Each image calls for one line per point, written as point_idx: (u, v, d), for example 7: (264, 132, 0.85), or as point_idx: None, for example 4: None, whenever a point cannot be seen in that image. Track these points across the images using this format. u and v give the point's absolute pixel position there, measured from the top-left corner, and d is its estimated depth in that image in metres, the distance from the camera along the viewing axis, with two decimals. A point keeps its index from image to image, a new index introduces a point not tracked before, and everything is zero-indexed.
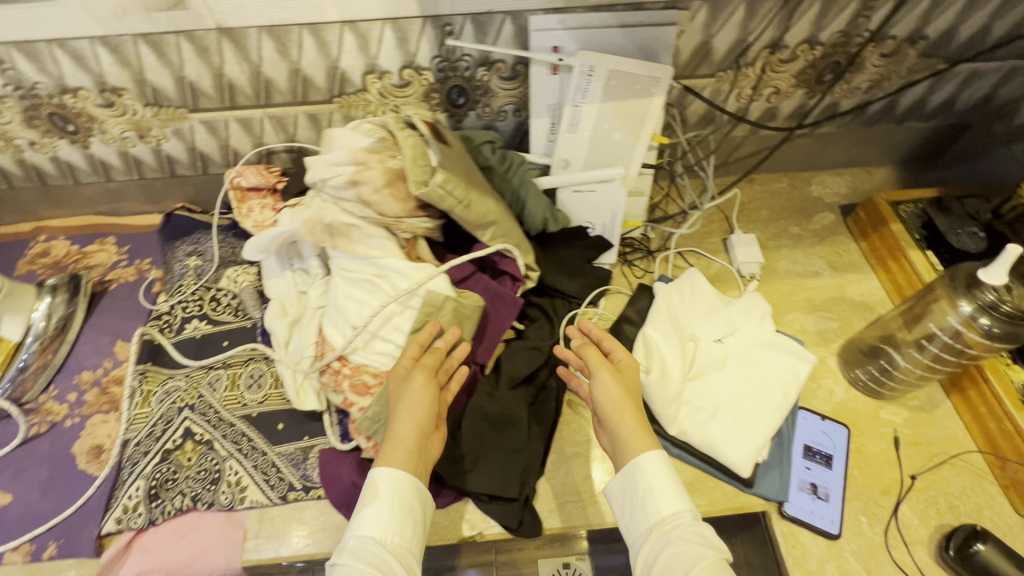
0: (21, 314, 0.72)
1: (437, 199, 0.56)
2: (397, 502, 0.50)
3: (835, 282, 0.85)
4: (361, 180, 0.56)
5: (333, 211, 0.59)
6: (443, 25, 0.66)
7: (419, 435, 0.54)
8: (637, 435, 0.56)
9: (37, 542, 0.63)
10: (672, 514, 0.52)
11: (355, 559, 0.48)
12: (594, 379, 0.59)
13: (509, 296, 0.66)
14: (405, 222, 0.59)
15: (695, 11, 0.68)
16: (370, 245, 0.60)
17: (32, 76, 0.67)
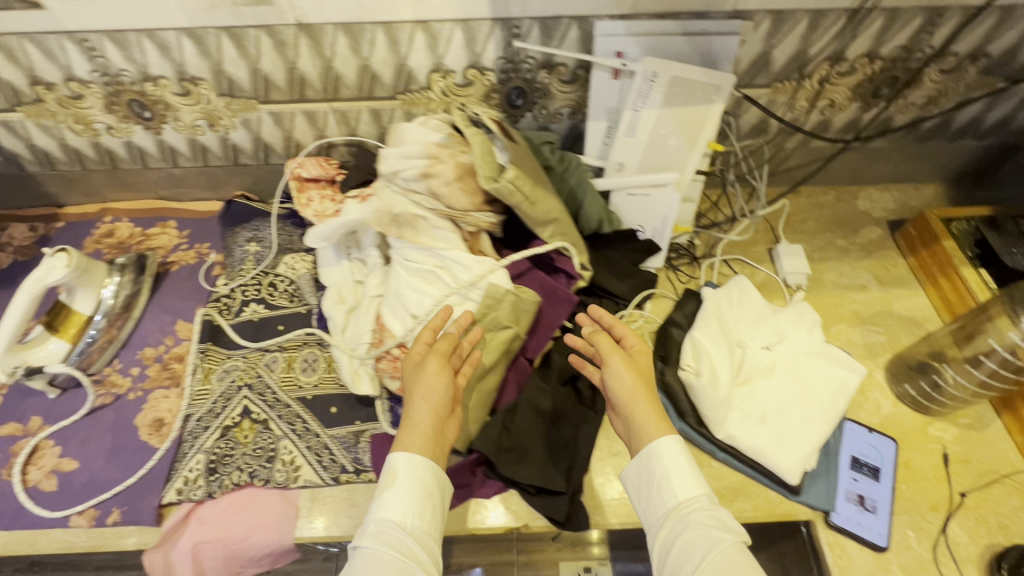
0: (94, 290, 0.75)
1: (507, 195, 0.58)
2: (417, 486, 0.51)
3: (882, 296, 0.85)
4: (433, 173, 0.60)
5: (403, 202, 0.62)
6: (511, 27, 0.68)
7: (434, 420, 0.54)
8: (651, 422, 0.57)
9: (101, 508, 0.66)
10: (688, 500, 0.54)
11: (377, 542, 0.49)
12: (607, 367, 0.59)
13: (563, 294, 0.67)
14: (472, 215, 0.62)
15: (759, 22, 0.69)
16: (434, 237, 0.63)
17: (119, 64, 0.70)
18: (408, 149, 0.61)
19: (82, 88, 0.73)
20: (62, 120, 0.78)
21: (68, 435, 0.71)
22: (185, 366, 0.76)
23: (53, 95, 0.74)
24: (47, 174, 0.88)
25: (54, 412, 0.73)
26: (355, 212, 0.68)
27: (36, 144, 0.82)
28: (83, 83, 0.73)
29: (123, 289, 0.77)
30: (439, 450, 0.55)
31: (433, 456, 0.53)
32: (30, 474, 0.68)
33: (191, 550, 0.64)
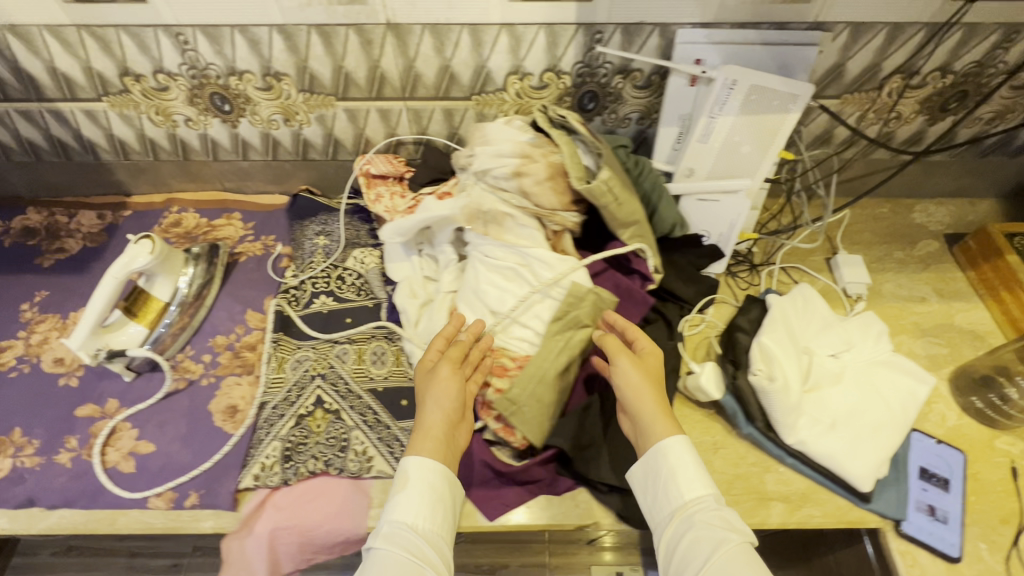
0: (172, 277, 0.77)
1: (598, 195, 0.61)
2: (428, 490, 0.55)
3: (942, 309, 0.85)
4: (525, 172, 0.62)
5: (494, 200, 0.64)
6: (594, 32, 0.69)
7: (445, 426, 0.58)
8: (658, 422, 0.58)
9: (179, 490, 0.67)
10: (694, 499, 0.55)
11: (390, 543, 0.52)
12: (615, 367, 0.61)
13: (639, 295, 0.68)
14: (560, 214, 0.64)
15: (838, 33, 0.69)
16: (519, 235, 0.65)
17: (208, 57, 0.72)
18: (499, 148, 0.63)
19: (169, 80, 0.75)
20: (144, 111, 0.80)
21: (145, 418, 0.73)
22: (256, 354, 0.77)
23: (139, 86, 0.76)
24: (119, 163, 0.90)
25: (130, 395, 0.75)
26: (434, 208, 0.70)
27: (114, 133, 0.84)
28: (170, 75, 0.75)
29: (199, 277, 0.80)
30: (450, 453, 0.58)
31: (444, 460, 0.57)
32: (109, 455, 0.70)
33: (267, 535, 0.65)
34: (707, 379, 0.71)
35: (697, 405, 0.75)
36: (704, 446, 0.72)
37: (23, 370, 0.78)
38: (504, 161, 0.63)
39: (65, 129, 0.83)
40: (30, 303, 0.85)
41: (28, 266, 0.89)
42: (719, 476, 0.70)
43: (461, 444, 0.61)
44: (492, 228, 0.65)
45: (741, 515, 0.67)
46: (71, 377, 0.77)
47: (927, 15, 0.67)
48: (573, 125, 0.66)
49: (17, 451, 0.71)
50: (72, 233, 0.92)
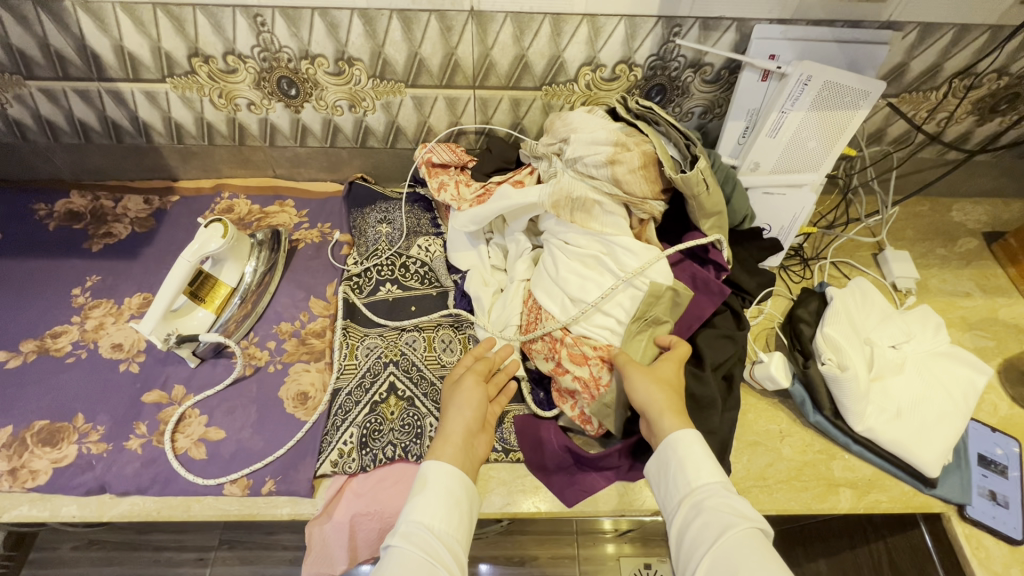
0: (239, 263, 0.78)
1: (695, 184, 0.63)
2: (446, 493, 0.55)
3: (986, 303, 0.87)
4: (619, 161, 0.63)
5: (581, 188, 0.66)
6: (673, 25, 0.70)
7: (464, 434, 0.60)
8: (665, 420, 0.57)
9: (254, 477, 0.67)
10: (701, 487, 0.54)
11: (406, 541, 0.51)
12: (626, 375, 0.61)
13: (714, 285, 0.69)
14: (650, 203, 0.65)
15: (908, 33, 0.71)
16: (605, 223, 0.66)
17: (283, 40, 0.71)
18: (593, 137, 0.65)
19: (239, 63, 0.74)
20: (207, 94, 0.79)
21: (213, 405, 0.72)
22: (323, 341, 0.78)
23: (207, 68, 0.75)
24: (171, 147, 0.88)
25: (196, 381, 0.74)
26: (512, 196, 0.69)
27: (172, 116, 0.83)
28: (240, 57, 0.74)
29: (262, 266, 0.80)
30: (471, 461, 0.60)
31: (464, 465, 0.58)
32: (179, 441, 0.69)
33: (348, 522, 0.65)
34: (775, 368, 0.72)
35: (760, 394, 0.77)
36: (770, 433, 0.74)
37: (80, 356, 0.76)
38: (597, 149, 0.64)
39: (122, 110, 0.82)
40: (81, 288, 0.83)
41: (76, 250, 0.86)
42: (785, 462, 0.72)
43: (483, 453, 0.62)
44: (579, 216, 0.66)
45: (811, 500, 0.69)
46: (131, 363, 0.76)
47: (993, 18, 0.70)
48: (658, 116, 0.68)
49: (82, 437, 0.69)
50: (120, 217, 0.90)
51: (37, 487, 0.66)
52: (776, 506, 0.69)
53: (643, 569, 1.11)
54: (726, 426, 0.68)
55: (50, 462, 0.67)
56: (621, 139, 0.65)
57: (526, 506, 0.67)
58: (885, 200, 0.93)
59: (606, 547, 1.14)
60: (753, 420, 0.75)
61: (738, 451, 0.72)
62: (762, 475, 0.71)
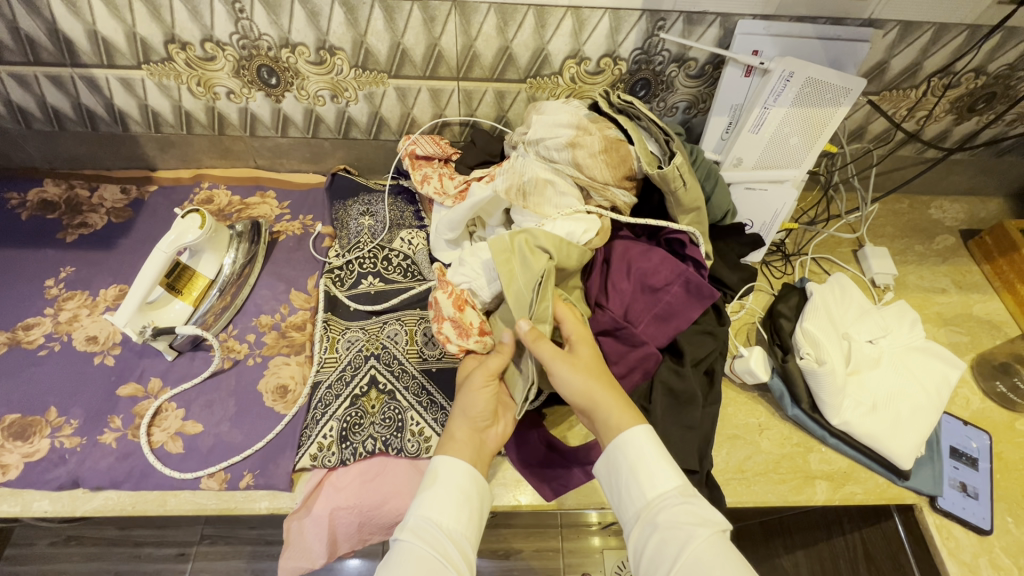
0: (217, 254, 0.77)
1: (672, 179, 0.65)
2: (456, 488, 0.55)
3: (961, 299, 0.89)
4: (580, 144, 0.65)
5: (537, 168, 0.65)
6: (657, 19, 0.70)
7: (472, 425, 0.59)
8: (613, 412, 0.57)
9: (231, 471, 0.66)
10: (657, 497, 0.53)
11: (416, 536, 0.52)
12: (554, 375, 0.57)
13: (707, 289, 0.68)
14: (612, 189, 0.66)
15: (888, 31, 0.72)
16: (560, 205, 0.65)
17: (262, 28, 0.70)
18: (555, 119, 0.67)
19: (217, 50, 0.73)
20: (185, 82, 0.77)
21: (191, 398, 0.71)
22: (303, 334, 0.77)
23: (184, 55, 0.73)
24: (149, 135, 0.86)
25: (173, 374, 0.73)
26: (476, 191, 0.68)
27: (149, 104, 0.81)
28: (219, 44, 0.72)
29: (242, 258, 0.79)
30: (483, 457, 0.59)
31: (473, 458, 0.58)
32: (155, 435, 0.68)
33: (327, 515, 0.64)
34: (755, 362, 0.73)
35: (740, 388, 0.78)
36: (749, 427, 0.75)
37: (53, 349, 0.74)
38: (558, 132, 0.66)
39: (96, 97, 0.80)
40: (55, 280, 0.81)
41: (50, 240, 0.84)
42: (763, 455, 0.73)
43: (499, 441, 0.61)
44: (531, 195, 0.65)
45: (787, 492, 0.70)
46: (106, 356, 0.74)
47: (972, 17, 0.70)
48: (642, 117, 0.69)
49: (55, 431, 0.68)
50: (95, 207, 0.88)
51: (7, 482, 0.64)
52: (754, 498, 0.69)
53: (626, 561, 1.12)
54: (709, 421, 0.68)
55: (21, 456, 0.66)
56: (583, 123, 0.66)
57: (508, 499, 0.68)
58: (864, 196, 0.95)
59: (590, 539, 1.15)
60: (733, 414, 0.76)
61: (717, 444, 0.73)
62: (741, 467, 0.72)
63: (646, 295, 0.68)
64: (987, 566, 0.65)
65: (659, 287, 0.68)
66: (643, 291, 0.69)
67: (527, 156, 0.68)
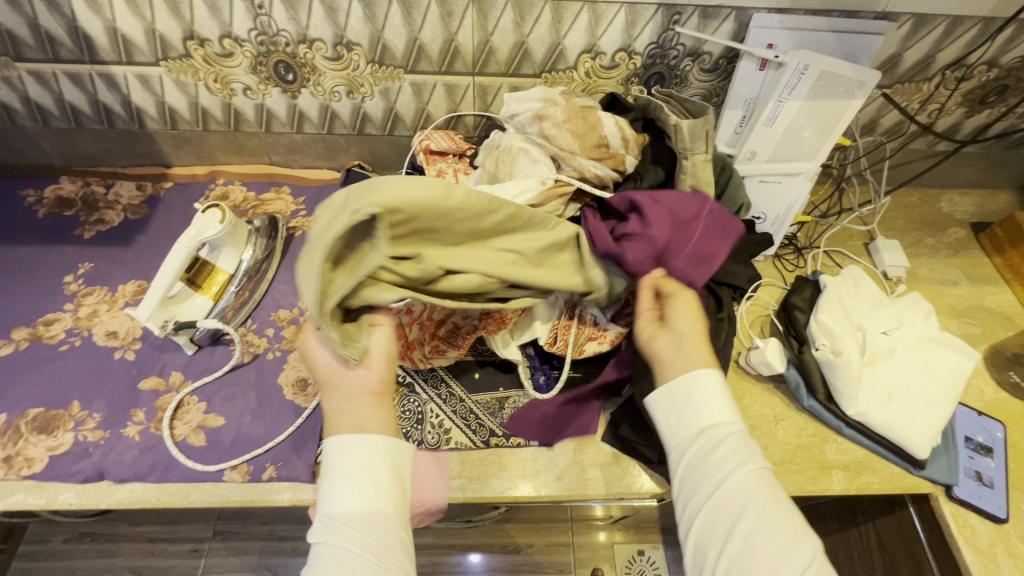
0: (237, 249, 0.78)
1: (687, 136, 0.64)
2: (349, 473, 0.51)
3: (973, 292, 0.90)
4: (546, 115, 0.67)
5: (512, 138, 0.70)
6: (673, 14, 0.70)
7: (335, 390, 0.54)
8: (701, 351, 0.57)
9: (254, 463, 0.67)
10: (725, 422, 0.53)
11: (328, 535, 0.49)
12: (685, 295, 0.60)
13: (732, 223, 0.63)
14: (576, 158, 0.66)
15: (902, 24, 0.72)
16: (528, 171, 0.67)
17: (281, 24, 0.70)
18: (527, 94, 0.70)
19: (235, 46, 0.73)
20: (202, 78, 0.78)
21: (212, 391, 0.72)
22: None
23: (202, 51, 0.74)
24: (165, 133, 0.87)
25: (194, 368, 0.74)
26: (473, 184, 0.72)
27: (166, 101, 0.81)
28: (237, 41, 0.73)
29: (260, 252, 0.80)
30: (364, 400, 0.54)
31: (352, 420, 0.53)
32: (178, 428, 0.69)
33: None
34: (771, 353, 0.73)
35: (755, 380, 0.79)
36: (765, 418, 0.75)
37: (74, 344, 0.75)
38: (529, 105, 0.69)
39: (114, 95, 0.80)
40: (74, 276, 0.81)
41: (67, 237, 0.85)
42: (780, 446, 0.73)
43: (381, 366, 0.55)
44: (507, 164, 0.69)
45: (804, 482, 0.71)
46: (127, 351, 0.75)
47: (986, 10, 0.71)
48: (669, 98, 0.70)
49: (78, 425, 0.69)
50: (111, 204, 0.88)
51: (33, 475, 0.65)
52: None
53: (635, 556, 1.13)
54: None
55: (46, 449, 0.66)
56: (552, 96, 0.68)
57: (528, 490, 0.68)
58: (878, 189, 0.95)
59: (598, 534, 1.15)
60: (748, 405, 0.76)
61: None
62: None
63: (679, 230, 0.60)
64: (1003, 554, 0.66)
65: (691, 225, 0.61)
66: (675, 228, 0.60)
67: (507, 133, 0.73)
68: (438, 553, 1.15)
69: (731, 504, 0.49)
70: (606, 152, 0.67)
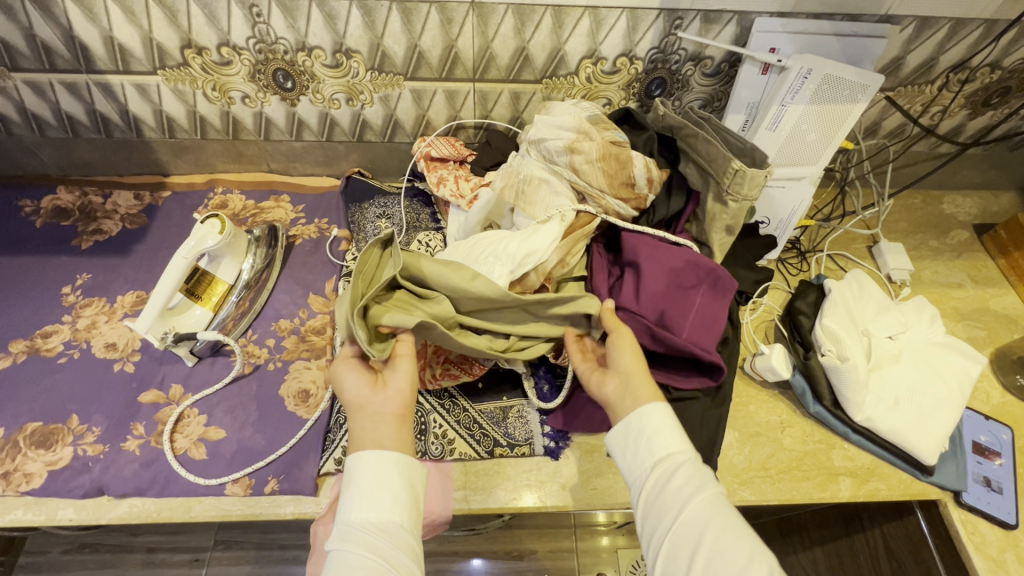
0: (237, 260, 0.78)
1: (736, 178, 0.65)
2: (378, 483, 0.51)
3: (977, 294, 0.89)
4: (579, 149, 0.66)
5: (533, 167, 0.68)
6: (675, 18, 0.70)
7: (360, 411, 0.55)
8: (647, 386, 0.58)
9: (256, 476, 0.66)
10: (675, 452, 0.54)
11: (342, 542, 0.49)
12: (618, 334, 0.61)
13: (727, 285, 0.67)
14: (606, 198, 0.67)
15: (905, 26, 0.71)
16: (551, 205, 0.66)
17: (280, 32, 0.70)
18: (559, 121, 0.68)
19: (233, 54, 0.73)
20: (200, 87, 0.77)
21: (212, 404, 0.71)
22: (323, 338, 0.77)
23: (200, 59, 0.73)
24: (163, 141, 0.86)
25: (194, 381, 0.73)
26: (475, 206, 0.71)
27: (164, 109, 0.80)
28: (235, 49, 0.72)
29: (259, 263, 0.80)
30: (385, 421, 0.55)
31: (374, 438, 0.54)
32: (178, 442, 0.68)
33: None
34: (776, 359, 0.73)
35: (760, 386, 0.78)
36: (771, 424, 0.75)
37: (73, 356, 0.74)
38: (560, 134, 0.67)
39: (111, 103, 0.79)
40: (72, 287, 0.80)
41: (65, 247, 0.84)
42: (787, 453, 0.73)
43: (403, 389, 0.56)
44: (525, 193, 0.67)
45: (811, 489, 0.70)
46: (126, 363, 0.74)
47: (989, 12, 0.70)
48: (706, 130, 0.70)
49: (77, 439, 0.68)
50: (109, 213, 0.88)
51: (31, 491, 0.64)
52: (778, 495, 0.69)
53: (639, 561, 1.12)
54: (712, 422, 0.67)
55: (44, 464, 0.66)
56: (586, 126, 0.67)
57: (532, 501, 0.67)
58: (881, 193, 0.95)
59: (601, 539, 1.14)
60: (754, 412, 0.76)
61: (741, 443, 0.73)
62: (765, 465, 0.72)
63: (678, 293, 0.66)
64: (1014, 561, 0.65)
65: (687, 287, 0.66)
66: (674, 290, 0.66)
67: (528, 156, 0.70)
68: (440, 561, 1.14)
69: (690, 535, 0.49)
70: (633, 187, 0.67)
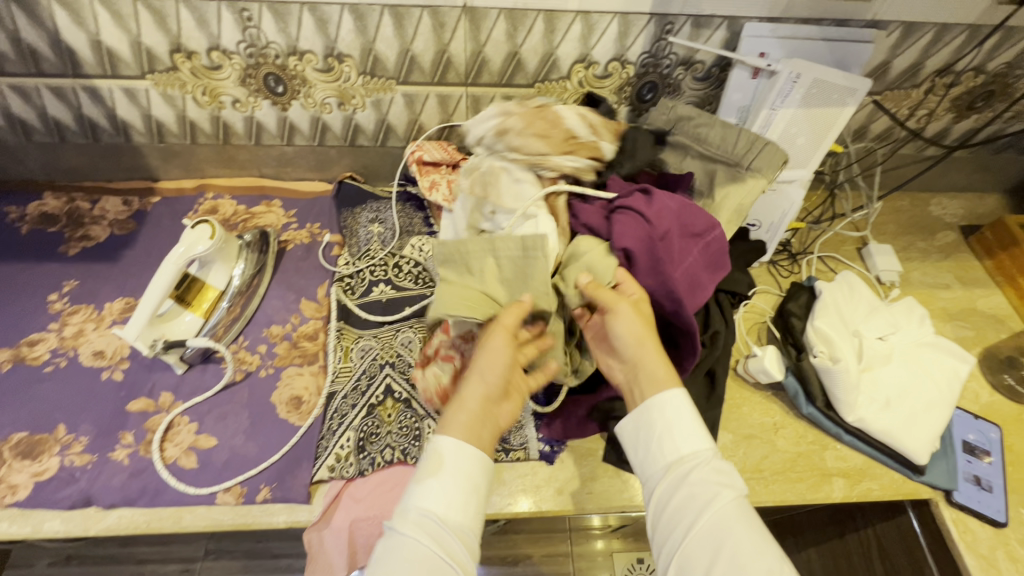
0: (227, 265, 0.77)
1: (755, 150, 0.68)
2: (464, 478, 0.51)
3: (965, 295, 0.90)
4: (507, 126, 0.66)
5: (488, 159, 0.67)
6: (666, 23, 0.70)
7: (483, 399, 0.54)
8: (660, 368, 0.56)
9: (248, 485, 0.65)
10: (689, 454, 0.54)
11: (416, 530, 0.49)
12: (617, 313, 0.54)
13: (723, 264, 0.64)
14: (550, 158, 0.64)
15: (892, 31, 0.73)
16: (510, 186, 0.64)
17: (271, 36, 0.69)
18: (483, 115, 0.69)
19: (223, 59, 0.72)
20: (190, 91, 0.76)
21: (203, 411, 0.70)
22: (315, 344, 0.76)
23: (190, 64, 0.72)
24: (152, 146, 0.85)
25: (185, 388, 0.72)
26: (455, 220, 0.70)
27: (153, 114, 0.80)
28: (225, 53, 0.72)
29: (251, 267, 0.79)
30: (491, 425, 0.54)
31: (479, 434, 0.53)
32: (168, 450, 0.67)
33: (347, 527, 0.62)
34: (769, 361, 0.73)
35: (754, 388, 0.78)
36: (764, 426, 0.75)
37: (59, 365, 0.73)
38: (489, 122, 0.67)
39: (99, 108, 0.79)
40: (58, 294, 0.79)
41: (51, 254, 0.83)
42: (780, 454, 0.73)
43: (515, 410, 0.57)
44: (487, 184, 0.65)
45: (805, 490, 0.70)
46: (114, 371, 0.73)
47: (973, 17, 0.72)
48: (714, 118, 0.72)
49: (64, 449, 0.67)
50: (97, 219, 0.87)
51: (16, 503, 0.63)
52: (772, 497, 0.70)
53: (635, 563, 1.12)
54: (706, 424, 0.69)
55: (30, 476, 0.64)
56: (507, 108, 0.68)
57: (527, 506, 0.67)
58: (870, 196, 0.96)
59: (595, 542, 1.14)
60: (747, 413, 0.76)
61: (735, 444, 0.73)
62: (758, 467, 0.72)
63: (684, 239, 0.62)
64: (1004, 559, 0.66)
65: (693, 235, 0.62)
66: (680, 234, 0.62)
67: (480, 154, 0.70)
68: None
69: (702, 544, 0.49)
70: (572, 146, 0.66)
